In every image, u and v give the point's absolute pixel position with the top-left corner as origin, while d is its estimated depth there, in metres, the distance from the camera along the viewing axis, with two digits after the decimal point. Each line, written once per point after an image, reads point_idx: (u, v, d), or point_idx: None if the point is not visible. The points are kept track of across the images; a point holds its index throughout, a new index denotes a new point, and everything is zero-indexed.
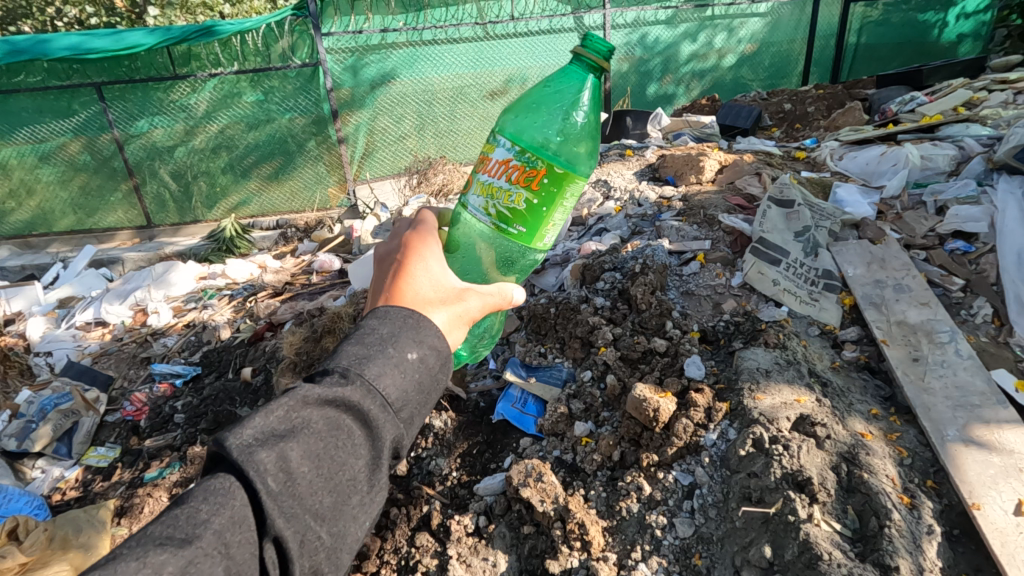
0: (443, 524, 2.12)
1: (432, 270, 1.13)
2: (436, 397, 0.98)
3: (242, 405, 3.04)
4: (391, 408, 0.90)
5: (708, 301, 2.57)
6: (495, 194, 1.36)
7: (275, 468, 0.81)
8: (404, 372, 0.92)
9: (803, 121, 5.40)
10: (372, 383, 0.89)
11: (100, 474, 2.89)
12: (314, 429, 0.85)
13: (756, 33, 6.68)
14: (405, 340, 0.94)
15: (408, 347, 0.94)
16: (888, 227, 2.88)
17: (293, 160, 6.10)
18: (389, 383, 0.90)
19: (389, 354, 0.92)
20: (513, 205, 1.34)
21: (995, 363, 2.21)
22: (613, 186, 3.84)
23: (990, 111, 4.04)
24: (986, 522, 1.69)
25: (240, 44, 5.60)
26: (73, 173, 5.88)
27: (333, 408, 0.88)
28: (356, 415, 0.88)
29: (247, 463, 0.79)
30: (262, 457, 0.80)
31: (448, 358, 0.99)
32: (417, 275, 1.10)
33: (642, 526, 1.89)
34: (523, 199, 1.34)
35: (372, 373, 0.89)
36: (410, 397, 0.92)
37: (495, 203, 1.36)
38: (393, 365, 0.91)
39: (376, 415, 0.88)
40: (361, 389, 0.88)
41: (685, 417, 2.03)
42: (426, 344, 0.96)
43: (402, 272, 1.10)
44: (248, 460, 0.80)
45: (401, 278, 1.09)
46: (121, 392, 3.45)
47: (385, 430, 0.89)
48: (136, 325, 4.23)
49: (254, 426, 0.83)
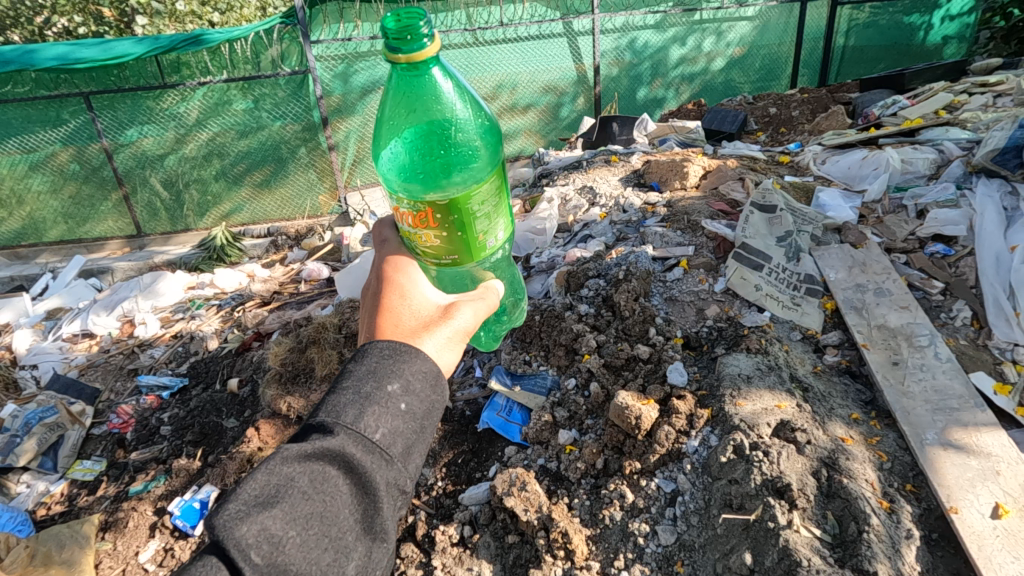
0: (428, 535, 2.12)
1: (414, 295, 1.12)
2: (433, 420, 0.96)
3: (229, 417, 3.03)
4: (380, 449, 0.88)
5: (692, 307, 2.58)
6: (414, 241, 1.22)
7: (271, 529, 0.80)
8: (392, 413, 0.90)
9: (788, 124, 5.44)
10: (355, 427, 0.87)
11: (86, 488, 2.86)
12: (308, 481, 0.84)
13: (744, 36, 6.71)
14: (382, 378, 0.92)
15: (387, 380, 0.92)
16: (869, 231, 2.91)
17: (284, 168, 6.10)
18: (369, 424, 0.88)
19: (370, 395, 0.90)
20: (434, 250, 1.21)
21: (973, 366, 2.23)
22: (598, 193, 3.84)
23: (970, 114, 4.10)
24: (963, 525, 1.70)
25: (229, 52, 5.63)
26: (63, 182, 5.85)
27: (325, 459, 0.86)
28: (348, 462, 0.86)
29: (229, 539, 0.78)
30: (245, 531, 0.78)
31: (437, 379, 0.97)
32: (395, 303, 1.09)
33: (625, 534, 1.89)
34: (434, 239, 1.19)
35: (357, 417, 0.88)
36: (397, 429, 0.90)
37: (418, 250, 1.23)
38: (376, 407, 0.89)
39: (364, 460, 0.86)
40: (347, 434, 0.86)
41: (667, 424, 2.04)
42: (406, 373, 0.93)
43: (382, 306, 1.08)
44: (231, 538, 0.78)
45: (383, 310, 1.07)
46: (108, 404, 3.42)
47: (378, 468, 0.87)
48: (123, 336, 4.22)
49: (239, 496, 0.82)
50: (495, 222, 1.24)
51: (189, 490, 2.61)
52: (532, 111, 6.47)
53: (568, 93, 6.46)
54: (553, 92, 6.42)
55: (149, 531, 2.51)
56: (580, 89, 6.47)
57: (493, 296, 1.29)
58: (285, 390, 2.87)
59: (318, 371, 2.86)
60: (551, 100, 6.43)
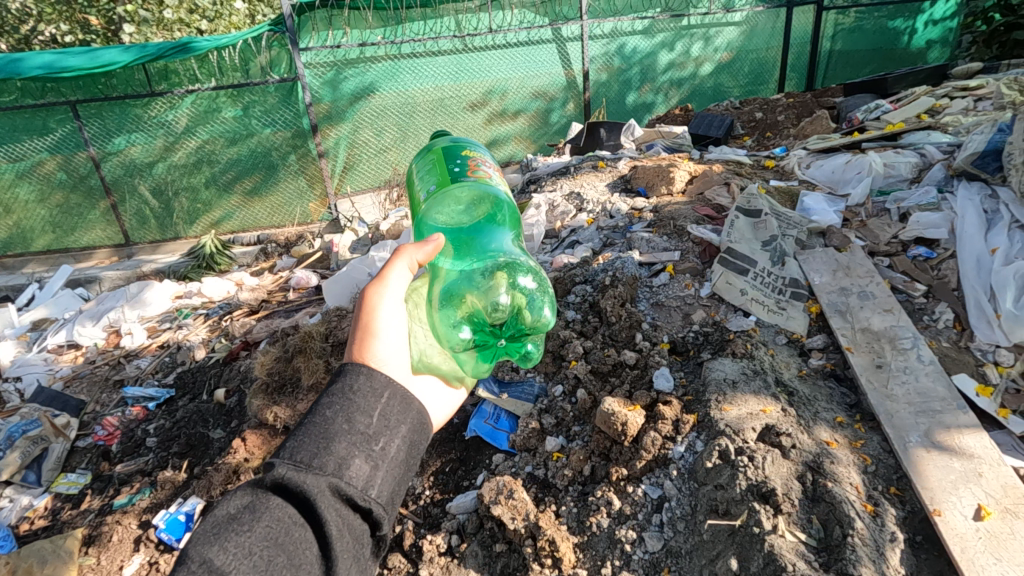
0: (415, 545, 2.10)
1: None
2: (380, 435, 0.99)
3: (215, 428, 3.01)
4: (323, 467, 0.92)
5: (679, 312, 2.59)
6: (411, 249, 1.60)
7: (219, 560, 0.80)
8: (332, 433, 0.95)
9: (774, 128, 5.50)
10: (295, 455, 0.92)
11: (69, 502, 2.81)
12: (255, 511, 0.87)
13: (732, 41, 6.74)
14: (323, 406, 0.98)
15: (327, 409, 0.98)
16: (853, 234, 2.94)
17: (274, 175, 6.08)
18: (308, 448, 0.92)
19: (314, 423, 0.96)
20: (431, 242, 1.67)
21: (956, 368, 2.26)
22: (586, 198, 3.85)
23: (951, 118, 4.16)
24: (947, 527, 1.71)
25: (217, 59, 5.59)
26: (49, 191, 5.79)
27: (271, 487, 0.90)
28: (291, 485, 0.89)
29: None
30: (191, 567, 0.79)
31: (379, 393, 1.02)
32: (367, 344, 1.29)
33: (611, 541, 1.88)
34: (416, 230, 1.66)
35: (299, 442, 0.93)
36: (340, 447, 0.94)
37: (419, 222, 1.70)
38: (318, 432, 0.95)
39: (306, 480, 0.89)
40: (288, 459, 0.91)
41: (653, 430, 2.04)
42: (344, 398, 1.00)
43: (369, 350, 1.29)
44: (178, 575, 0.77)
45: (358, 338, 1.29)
46: (93, 416, 3.38)
47: (322, 484, 0.90)
48: (109, 346, 4.18)
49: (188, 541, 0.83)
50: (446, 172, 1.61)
51: (175, 502, 2.58)
52: (522, 117, 6.49)
53: (558, 98, 6.48)
54: (543, 98, 6.45)
55: (134, 545, 2.47)
56: (570, 95, 6.49)
57: (401, 254, 1.37)
58: (272, 400, 2.85)
59: (305, 381, 2.83)
60: (540, 105, 6.47)
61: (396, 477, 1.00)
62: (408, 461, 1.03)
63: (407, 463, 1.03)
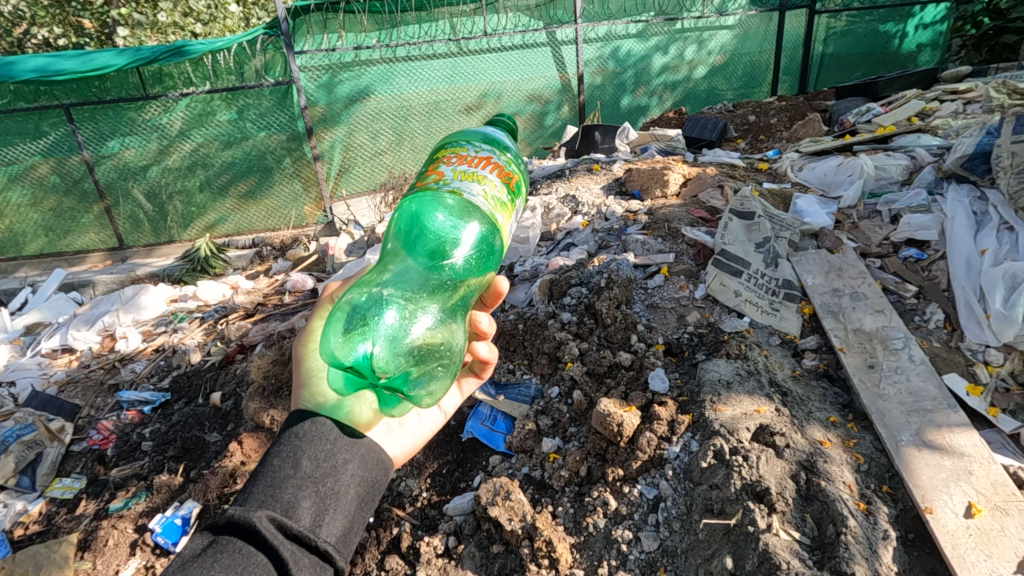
0: (412, 546, 2.11)
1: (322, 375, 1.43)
2: (329, 473, 1.05)
3: (211, 431, 3.00)
4: (272, 508, 0.96)
5: (673, 313, 2.61)
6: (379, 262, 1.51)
7: None
8: (281, 478, 1.00)
9: (767, 131, 5.55)
10: (244, 501, 0.97)
11: (64, 507, 2.80)
12: (208, 555, 0.89)
13: (725, 45, 6.80)
14: (273, 456, 1.04)
15: (276, 457, 1.04)
16: (845, 236, 2.98)
17: (270, 178, 6.08)
18: (258, 493, 0.98)
19: (264, 470, 1.02)
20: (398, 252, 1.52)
21: (946, 367, 2.30)
22: (581, 201, 3.88)
23: (941, 121, 4.21)
24: (938, 525, 1.73)
25: (212, 62, 5.57)
26: (43, 195, 5.76)
27: (222, 532, 0.93)
28: (240, 525, 0.92)
29: None
30: None
31: (327, 435, 1.09)
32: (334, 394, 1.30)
33: (608, 541, 1.90)
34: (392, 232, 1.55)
35: (247, 492, 0.99)
36: (289, 488, 1.00)
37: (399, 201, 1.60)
38: (268, 479, 1.00)
39: (256, 517, 0.93)
40: (239, 505, 0.96)
41: (649, 430, 2.06)
42: (292, 444, 1.06)
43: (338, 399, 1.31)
44: None
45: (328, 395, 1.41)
46: (87, 420, 3.36)
47: (274, 519, 0.94)
48: (104, 350, 4.16)
49: None
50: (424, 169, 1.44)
51: (171, 506, 2.58)
52: (517, 120, 6.52)
53: (553, 101, 6.52)
54: (538, 101, 6.48)
55: (130, 550, 2.46)
56: (564, 98, 6.53)
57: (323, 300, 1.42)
58: (268, 403, 2.84)
59: None
60: (535, 109, 6.50)
61: (347, 516, 1.04)
62: (361, 498, 1.08)
63: (359, 501, 1.07)
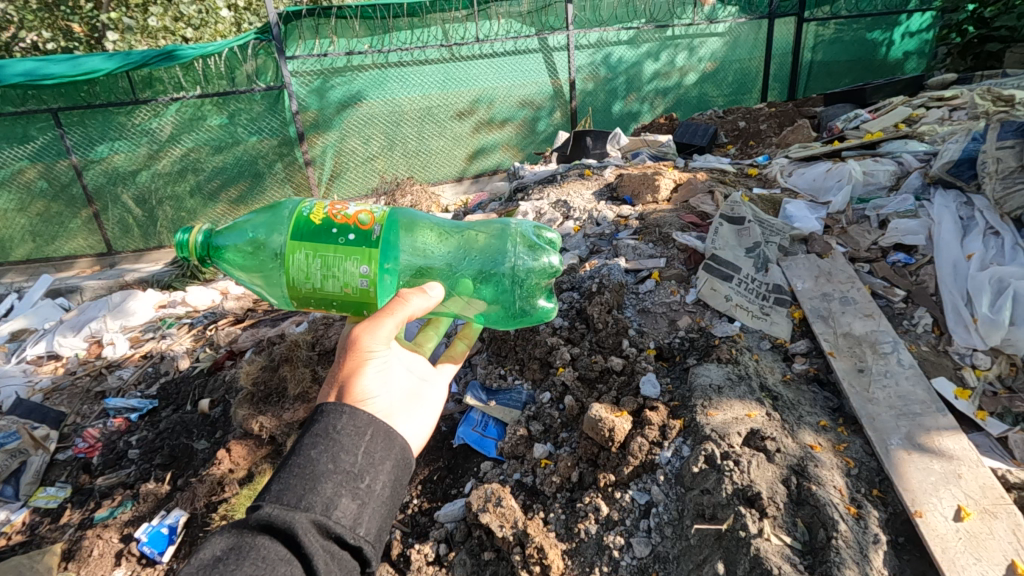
0: (403, 554, 2.09)
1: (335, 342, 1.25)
2: (370, 471, 0.98)
3: (199, 439, 2.97)
4: (310, 507, 0.91)
5: (664, 318, 2.62)
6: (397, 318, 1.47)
7: None
8: (317, 474, 0.93)
9: (757, 137, 5.59)
10: (280, 498, 0.91)
11: (49, 517, 2.75)
12: (240, 552, 0.86)
13: (716, 52, 6.86)
14: (307, 444, 0.97)
15: (313, 446, 0.97)
16: (835, 241, 2.99)
17: (261, 183, 6.04)
18: (293, 489, 0.92)
19: (298, 461, 0.95)
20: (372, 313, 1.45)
21: (935, 371, 2.31)
22: (572, 206, 3.88)
23: (927, 128, 4.26)
24: (928, 529, 1.74)
25: (203, 67, 5.52)
26: (30, 200, 5.70)
27: (252, 530, 0.89)
28: (275, 527, 0.88)
29: None
30: None
31: (369, 428, 1.01)
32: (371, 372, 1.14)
33: (600, 547, 1.89)
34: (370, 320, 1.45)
35: (281, 484, 0.92)
36: (325, 488, 0.93)
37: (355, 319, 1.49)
38: (304, 473, 0.93)
39: (295, 520, 0.88)
40: (273, 501, 0.90)
41: (640, 435, 2.05)
42: (332, 433, 0.98)
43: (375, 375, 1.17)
44: None
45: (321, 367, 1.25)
46: (73, 428, 3.30)
47: (310, 523, 0.89)
48: (91, 357, 4.10)
49: None
50: (338, 269, 1.36)
51: (159, 515, 2.54)
52: (509, 125, 6.53)
53: (545, 107, 6.54)
54: (530, 106, 6.49)
55: (116, 559, 2.42)
56: (556, 104, 6.55)
57: (405, 300, 1.24)
58: (257, 410, 2.81)
59: (290, 391, 2.80)
60: (527, 114, 6.51)
61: (383, 513, 0.98)
62: (396, 493, 1.02)
63: (395, 499, 1.01)
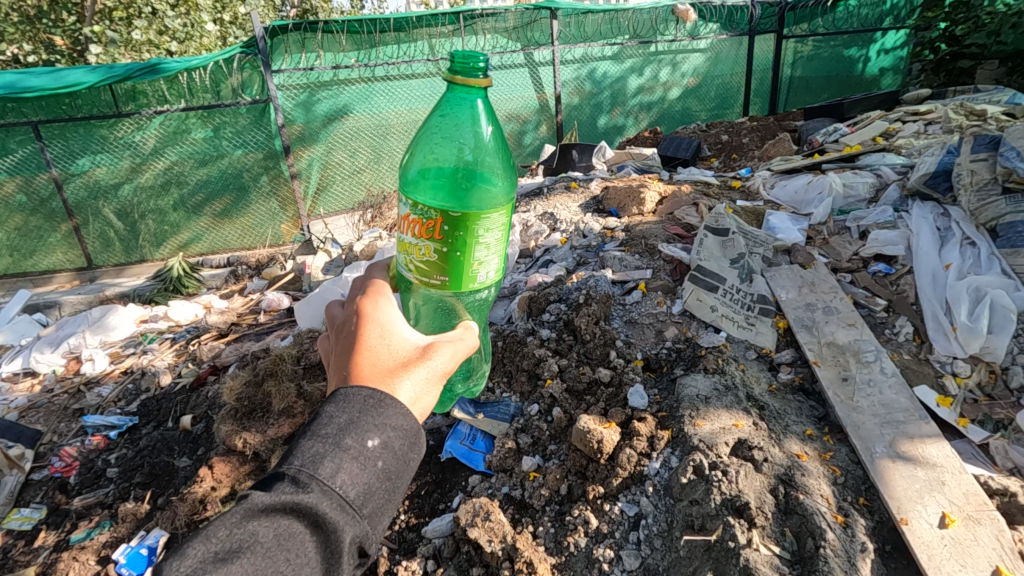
0: (390, 571, 2.06)
1: (392, 333, 1.06)
2: (407, 480, 0.90)
3: (181, 456, 2.90)
4: (355, 513, 0.83)
5: (651, 329, 2.63)
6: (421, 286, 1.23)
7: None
8: (366, 474, 0.85)
9: (739, 150, 5.69)
10: (329, 486, 0.82)
11: (22, 539, 2.66)
12: (270, 535, 0.80)
13: (698, 67, 6.99)
14: (363, 431, 0.87)
15: (369, 433, 0.87)
16: (816, 252, 3.05)
17: (246, 197, 6.01)
18: (344, 483, 0.83)
19: (348, 448, 0.85)
20: (428, 269, 1.19)
21: (917, 379, 2.34)
22: (559, 218, 3.91)
23: (904, 141, 4.36)
24: (914, 536, 1.75)
25: (187, 80, 5.46)
26: (8, 214, 5.61)
27: (292, 514, 0.81)
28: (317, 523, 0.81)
29: None
30: None
31: (418, 436, 0.92)
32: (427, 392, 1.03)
33: (589, 560, 1.87)
34: (428, 274, 1.19)
35: (332, 474, 0.83)
36: (370, 491, 0.85)
37: (411, 262, 1.21)
38: (352, 463, 0.84)
39: (340, 526, 0.81)
40: (323, 492, 0.81)
41: (629, 446, 2.05)
42: (388, 428, 0.89)
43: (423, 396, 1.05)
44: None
45: (355, 348, 1.01)
46: (49, 447, 3.21)
47: (350, 536, 0.83)
48: (68, 374, 4.01)
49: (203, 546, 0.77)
50: (493, 254, 1.21)
51: (138, 535, 2.48)
52: None
53: (531, 121, 6.60)
54: (517, 120, 6.54)
55: None
56: (542, 117, 6.61)
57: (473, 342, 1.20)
58: (241, 426, 2.76)
59: (275, 406, 2.75)
60: (514, 127, 6.56)
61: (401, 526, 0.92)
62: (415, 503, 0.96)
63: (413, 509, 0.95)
